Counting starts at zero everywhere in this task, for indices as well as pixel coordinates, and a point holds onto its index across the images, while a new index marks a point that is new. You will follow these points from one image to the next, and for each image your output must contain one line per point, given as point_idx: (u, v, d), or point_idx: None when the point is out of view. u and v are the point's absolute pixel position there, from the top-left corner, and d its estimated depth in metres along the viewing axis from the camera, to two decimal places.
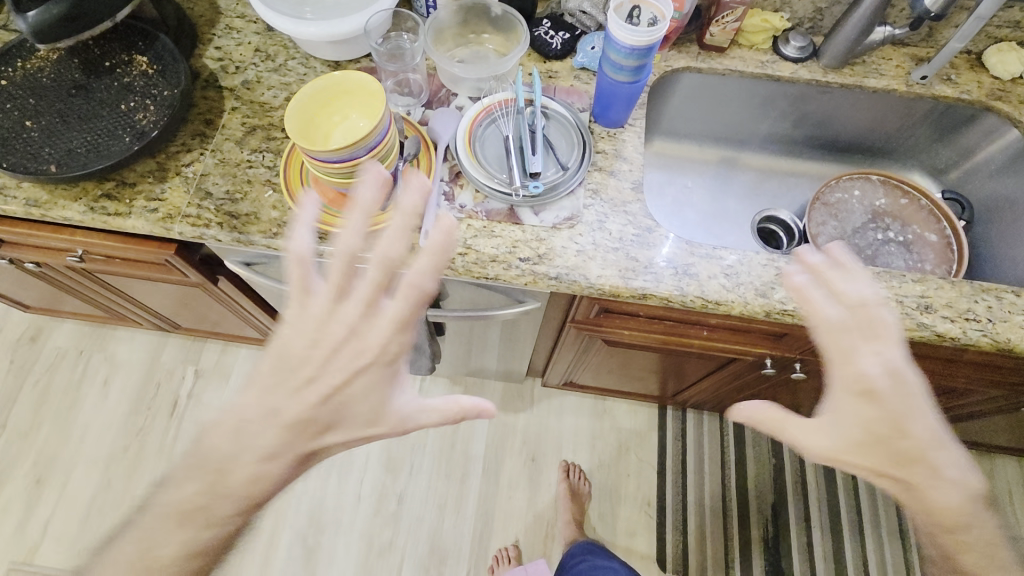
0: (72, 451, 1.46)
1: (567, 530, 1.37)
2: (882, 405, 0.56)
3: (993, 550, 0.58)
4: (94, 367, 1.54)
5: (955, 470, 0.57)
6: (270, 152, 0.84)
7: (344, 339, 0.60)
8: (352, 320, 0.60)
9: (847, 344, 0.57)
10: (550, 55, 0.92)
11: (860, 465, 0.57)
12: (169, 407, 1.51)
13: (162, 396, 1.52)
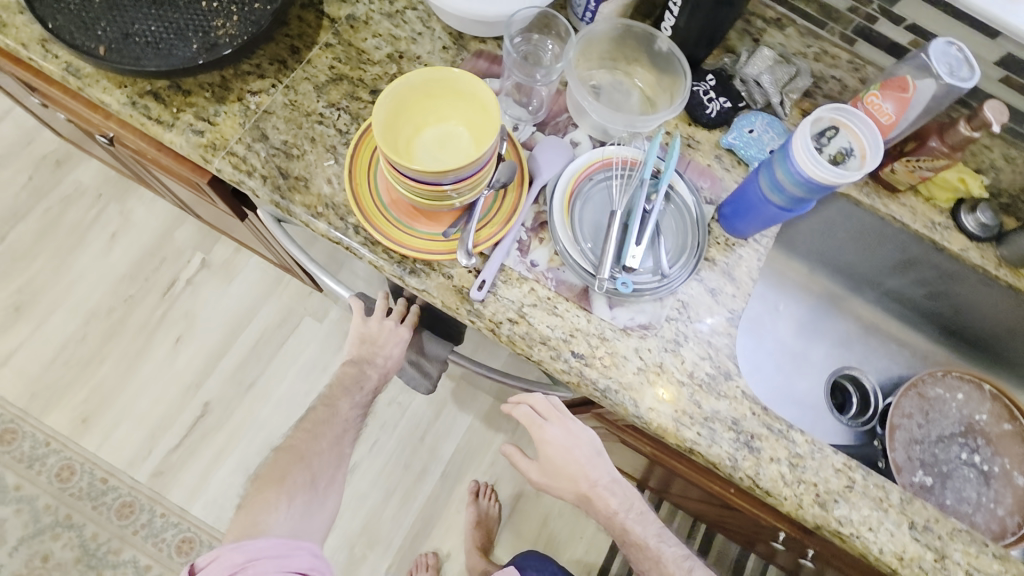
0: (56, 293, 1.43)
1: (473, 558, 1.34)
2: (553, 450, 0.76)
3: (648, 525, 0.80)
4: (106, 216, 1.49)
5: (609, 482, 0.77)
6: (349, 113, 0.72)
7: (390, 342, 0.82)
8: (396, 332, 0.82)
9: (538, 421, 0.77)
10: (700, 120, 0.76)
11: (549, 482, 0.79)
12: (164, 286, 1.46)
13: (162, 273, 1.46)
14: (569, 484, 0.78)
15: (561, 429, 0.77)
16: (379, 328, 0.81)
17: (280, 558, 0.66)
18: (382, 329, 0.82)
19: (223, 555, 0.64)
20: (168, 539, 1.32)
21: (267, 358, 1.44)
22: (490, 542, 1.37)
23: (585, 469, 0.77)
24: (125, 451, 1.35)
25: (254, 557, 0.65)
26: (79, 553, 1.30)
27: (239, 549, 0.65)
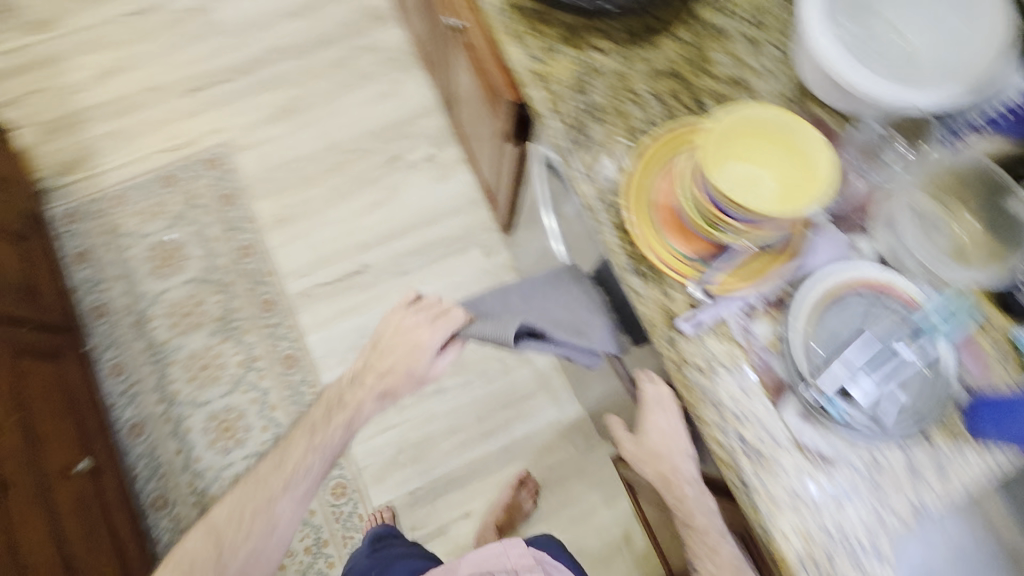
0: (318, 114, 1.70)
1: (487, 532, 1.38)
2: (652, 433, 0.75)
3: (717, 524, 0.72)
4: (384, 77, 1.73)
5: (692, 479, 0.74)
6: (664, 108, 0.73)
7: (401, 346, 0.83)
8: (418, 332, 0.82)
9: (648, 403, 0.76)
10: (1005, 302, 0.67)
11: (636, 456, 0.77)
12: (390, 157, 1.68)
13: (395, 145, 1.68)
14: (655, 463, 0.76)
15: (666, 419, 0.75)
16: (406, 323, 0.83)
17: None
18: (405, 328, 0.83)
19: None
20: (280, 348, 1.51)
21: (430, 259, 1.60)
22: (507, 530, 1.40)
23: (674, 455, 0.74)
24: (295, 261, 1.59)
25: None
26: (220, 316, 1.53)
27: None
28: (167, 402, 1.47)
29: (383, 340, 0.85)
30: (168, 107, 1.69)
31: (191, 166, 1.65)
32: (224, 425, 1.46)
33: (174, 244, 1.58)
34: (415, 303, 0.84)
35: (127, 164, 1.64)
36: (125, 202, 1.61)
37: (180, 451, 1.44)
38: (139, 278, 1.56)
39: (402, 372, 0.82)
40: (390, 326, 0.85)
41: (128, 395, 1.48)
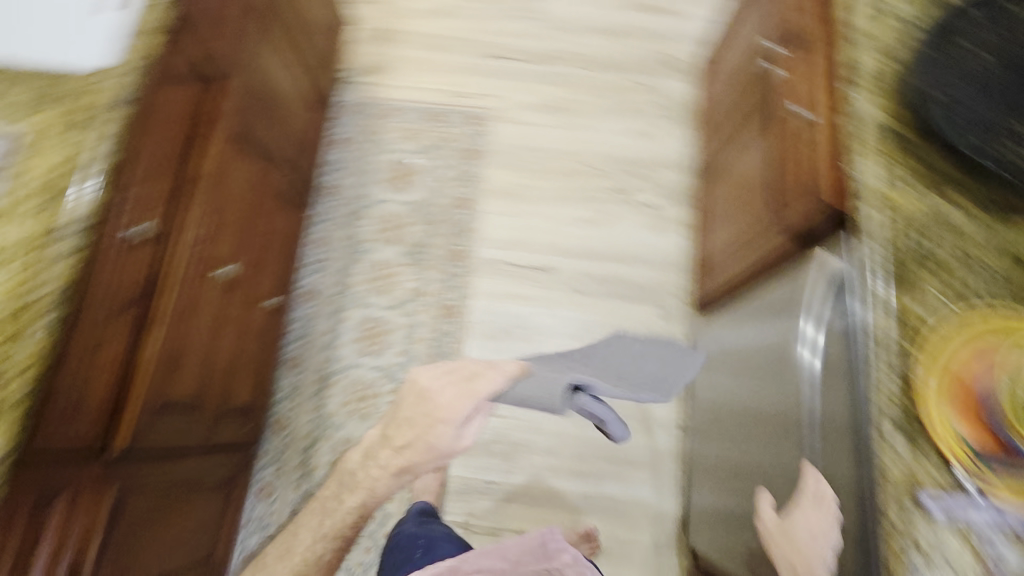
0: (580, 123, 1.82)
1: None
2: (800, 525, 0.72)
3: None
4: (653, 119, 1.81)
5: None
6: (993, 289, 0.70)
7: (419, 423, 0.78)
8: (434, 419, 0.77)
9: (806, 493, 0.74)
10: None
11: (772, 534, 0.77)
12: (620, 187, 1.74)
13: (630, 180, 1.75)
14: (789, 550, 0.73)
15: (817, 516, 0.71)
16: (430, 402, 0.78)
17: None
18: (430, 408, 0.77)
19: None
20: (446, 296, 1.64)
21: (610, 292, 1.63)
22: None
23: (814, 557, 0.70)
24: (497, 231, 1.70)
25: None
26: (415, 243, 1.68)
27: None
28: (341, 289, 1.64)
29: (401, 412, 0.81)
30: (465, 60, 1.89)
31: (457, 114, 1.83)
32: (371, 332, 1.60)
33: (411, 167, 1.76)
34: (427, 372, 0.79)
35: (411, 88, 1.86)
36: (394, 116, 1.82)
37: (330, 332, 1.61)
38: (371, 180, 1.74)
39: (423, 445, 0.78)
40: (412, 398, 0.80)
41: (316, 266, 1.66)
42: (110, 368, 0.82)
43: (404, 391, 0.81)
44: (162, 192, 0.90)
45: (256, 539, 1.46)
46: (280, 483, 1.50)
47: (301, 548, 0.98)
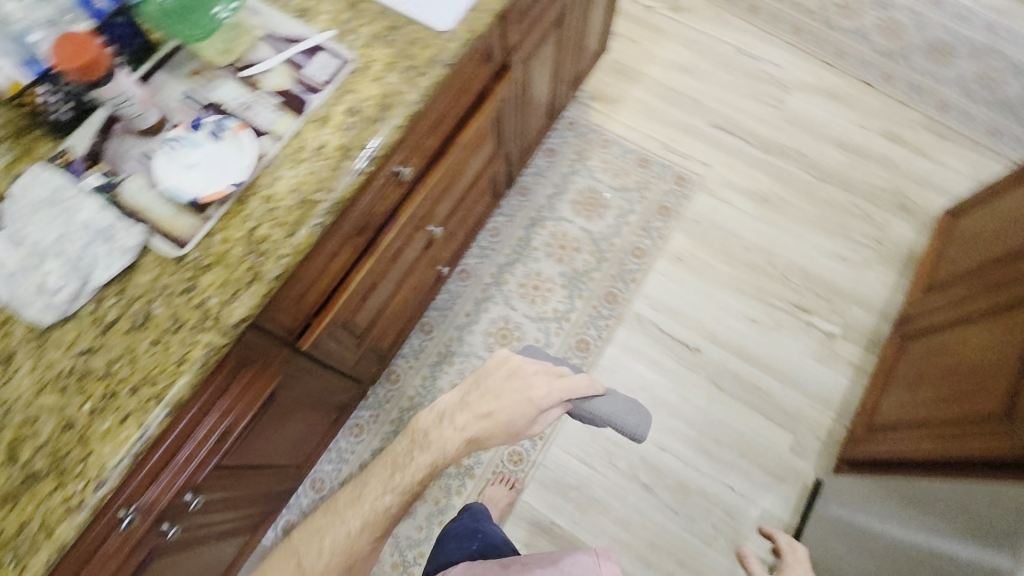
0: (783, 224, 1.76)
1: None
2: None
3: None
4: (859, 251, 1.73)
5: None
6: None
7: (506, 395, 0.94)
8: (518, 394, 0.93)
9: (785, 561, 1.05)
10: None
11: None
12: (798, 303, 1.67)
13: (811, 300, 1.67)
14: None
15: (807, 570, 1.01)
16: (521, 379, 0.95)
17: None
18: (516, 385, 0.94)
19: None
20: (586, 330, 1.64)
21: (745, 399, 1.57)
22: None
23: None
24: (659, 292, 1.68)
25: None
26: (578, 270, 1.70)
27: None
28: (493, 283, 1.70)
29: (489, 383, 0.97)
30: (694, 121, 1.87)
31: (666, 169, 1.81)
32: (504, 333, 1.64)
33: (603, 200, 1.78)
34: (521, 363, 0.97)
35: (631, 127, 1.86)
36: (607, 148, 1.84)
37: (468, 316, 1.66)
38: (561, 196, 1.78)
39: (507, 419, 0.92)
40: (503, 372, 0.97)
41: (481, 252, 1.73)
42: (326, 279, 0.90)
43: (501, 368, 0.98)
44: (434, 149, 1.01)
45: (330, 468, 1.54)
46: (371, 429, 1.57)
47: (370, 501, 0.93)
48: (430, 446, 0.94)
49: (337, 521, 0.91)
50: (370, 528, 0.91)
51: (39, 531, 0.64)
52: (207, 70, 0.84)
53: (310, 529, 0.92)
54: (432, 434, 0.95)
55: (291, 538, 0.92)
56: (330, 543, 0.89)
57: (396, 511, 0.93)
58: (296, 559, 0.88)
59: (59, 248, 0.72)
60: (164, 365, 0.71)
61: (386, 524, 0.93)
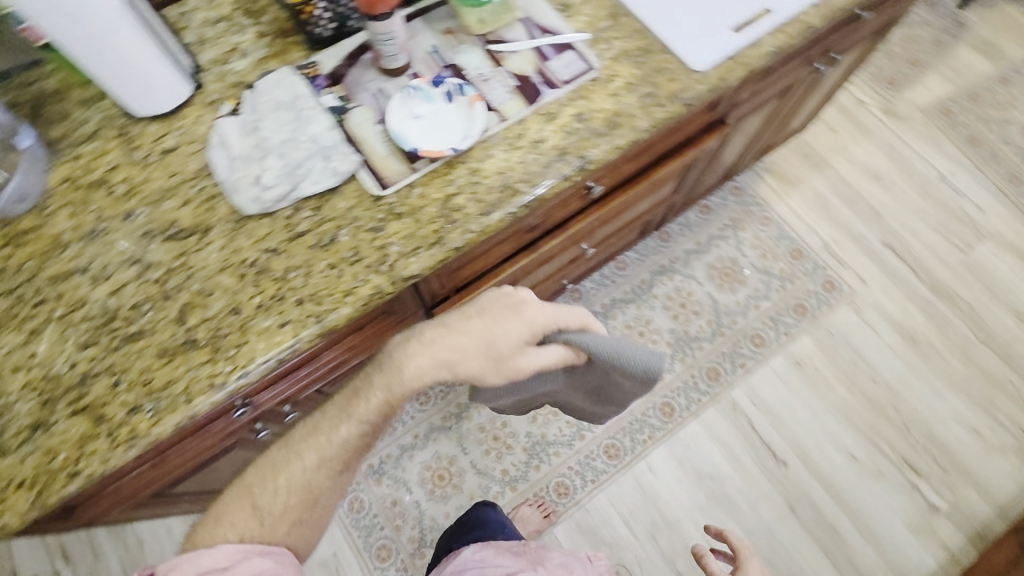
0: (920, 370, 1.63)
1: None
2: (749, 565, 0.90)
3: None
4: (996, 431, 1.56)
5: None
6: None
7: (499, 330, 0.66)
8: (514, 333, 0.67)
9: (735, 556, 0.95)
10: None
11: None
12: (908, 457, 1.54)
13: (923, 460, 1.53)
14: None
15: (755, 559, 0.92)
16: (525, 311, 0.67)
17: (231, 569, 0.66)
18: (511, 319, 0.67)
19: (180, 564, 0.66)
20: (676, 395, 1.58)
21: (816, 532, 1.47)
22: None
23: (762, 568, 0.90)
24: (765, 388, 1.60)
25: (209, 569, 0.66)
26: (690, 334, 1.65)
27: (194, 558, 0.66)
28: (601, 313, 1.67)
29: (479, 308, 0.68)
30: (865, 231, 1.77)
31: (817, 268, 1.72)
32: None
33: (741, 274, 1.71)
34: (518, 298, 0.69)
35: (796, 214, 1.79)
36: (766, 226, 1.77)
37: None
38: (698, 256, 1.73)
39: (502, 360, 0.66)
40: (500, 299, 0.69)
41: (601, 279, 1.70)
42: (486, 260, 0.90)
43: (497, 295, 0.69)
44: (630, 173, 0.99)
45: None
46: (436, 404, 1.56)
47: (325, 434, 0.73)
48: (388, 377, 0.69)
49: (290, 457, 0.73)
50: (328, 461, 0.73)
51: (182, 392, 0.68)
52: (460, 32, 0.85)
53: (263, 467, 0.73)
54: (396, 358, 0.69)
55: (245, 475, 0.74)
56: (285, 483, 0.72)
57: (360, 442, 0.74)
58: (250, 501, 0.71)
59: (283, 151, 0.75)
60: (332, 290, 0.73)
61: (350, 457, 0.74)
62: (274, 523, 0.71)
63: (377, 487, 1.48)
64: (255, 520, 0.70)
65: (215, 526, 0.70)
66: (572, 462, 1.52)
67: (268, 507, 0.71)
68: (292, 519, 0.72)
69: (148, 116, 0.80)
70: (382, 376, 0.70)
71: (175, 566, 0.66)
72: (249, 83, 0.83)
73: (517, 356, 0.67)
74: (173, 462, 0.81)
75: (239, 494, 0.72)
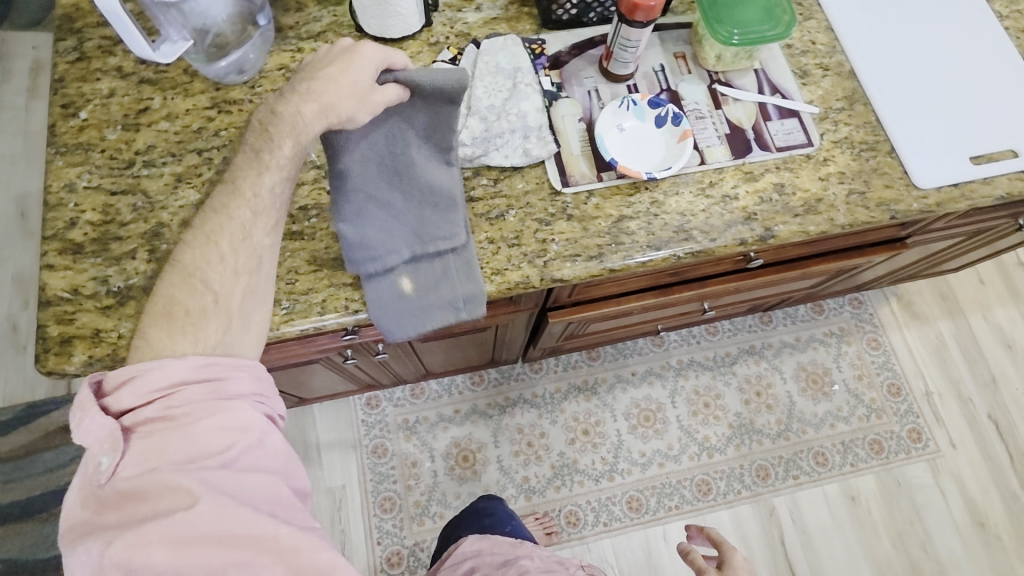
0: (980, 559, 1.50)
1: None
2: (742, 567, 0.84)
3: None
4: None
5: None
6: None
7: (345, 64, 0.59)
8: (360, 62, 0.59)
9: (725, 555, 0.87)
10: None
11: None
12: None
13: None
14: None
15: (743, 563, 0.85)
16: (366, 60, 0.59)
17: (207, 411, 0.51)
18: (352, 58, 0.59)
19: (149, 372, 0.51)
20: (719, 477, 1.53)
21: None
22: None
23: None
24: (811, 509, 1.52)
25: (187, 383, 0.52)
26: (755, 425, 1.58)
27: (166, 366, 0.52)
28: (674, 367, 1.62)
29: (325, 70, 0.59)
30: (974, 396, 1.64)
31: (908, 412, 1.61)
32: (647, 416, 1.56)
33: (829, 387, 1.63)
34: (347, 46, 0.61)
35: (908, 350, 1.68)
36: (873, 350, 1.67)
37: (632, 375, 1.60)
38: (792, 351, 1.65)
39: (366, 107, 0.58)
40: (338, 59, 0.60)
41: (687, 335, 1.65)
42: (616, 286, 0.89)
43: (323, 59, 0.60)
44: (794, 256, 0.95)
45: (435, 387, 1.55)
46: (487, 389, 1.56)
47: (249, 185, 0.60)
48: (287, 125, 0.59)
49: (219, 220, 0.59)
50: (267, 217, 0.61)
51: (319, 304, 0.70)
52: (692, 63, 0.83)
53: (193, 236, 0.59)
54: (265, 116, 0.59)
55: (181, 254, 0.59)
56: (228, 247, 0.59)
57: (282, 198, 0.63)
58: (197, 280, 0.58)
59: (488, 116, 0.75)
60: (482, 263, 0.73)
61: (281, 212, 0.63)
62: (229, 315, 0.58)
63: (403, 443, 1.50)
64: (211, 307, 0.57)
65: (171, 323, 0.56)
66: (592, 498, 1.49)
67: (225, 287, 0.58)
68: (241, 304, 0.59)
69: (373, 36, 0.82)
70: (285, 107, 0.59)
71: (136, 374, 0.51)
72: (475, 38, 0.83)
73: (375, 89, 0.59)
74: (272, 357, 0.83)
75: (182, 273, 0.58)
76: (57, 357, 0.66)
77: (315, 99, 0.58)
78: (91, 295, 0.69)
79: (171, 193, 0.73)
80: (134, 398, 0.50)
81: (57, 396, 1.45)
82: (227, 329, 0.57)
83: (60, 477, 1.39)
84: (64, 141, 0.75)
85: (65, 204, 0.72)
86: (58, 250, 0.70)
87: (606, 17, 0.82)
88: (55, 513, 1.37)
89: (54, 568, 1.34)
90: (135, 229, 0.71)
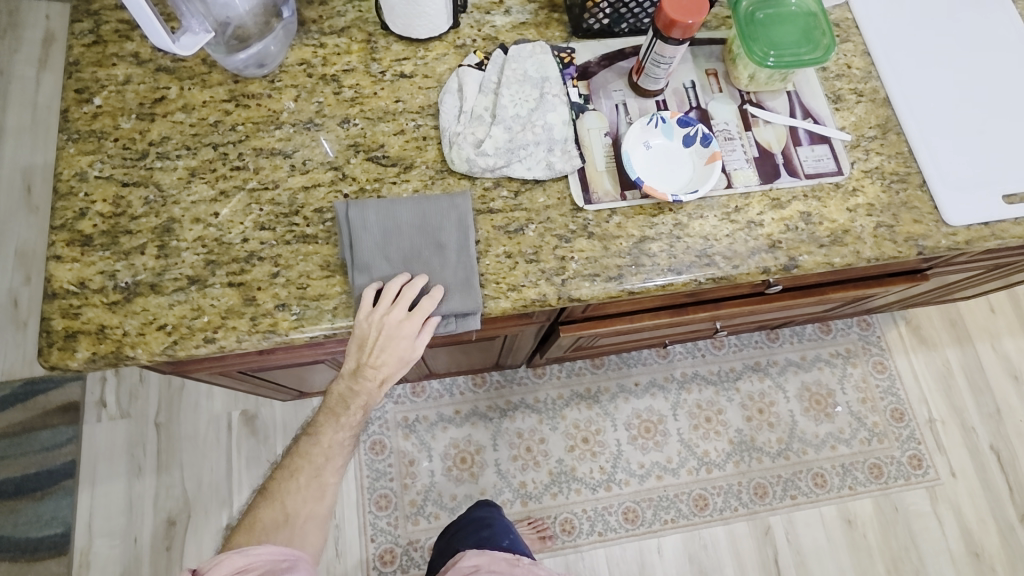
0: None
1: None
2: None
3: None
4: None
5: None
6: None
7: (391, 346, 0.68)
8: (402, 336, 0.68)
9: None
10: None
11: None
12: None
13: None
14: None
15: None
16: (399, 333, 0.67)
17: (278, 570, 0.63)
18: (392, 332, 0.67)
19: (231, 556, 0.61)
20: (716, 493, 1.52)
21: None
22: None
23: None
24: (807, 530, 1.51)
25: (258, 558, 0.63)
26: (756, 443, 1.57)
27: (242, 550, 0.62)
28: (677, 380, 1.60)
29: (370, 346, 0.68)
30: (977, 426, 1.63)
31: (910, 438, 1.60)
32: (648, 427, 1.55)
33: (832, 408, 1.61)
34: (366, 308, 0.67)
35: (913, 375, 1.67)
36: (879, 373, 1.66)
37: (634, 385, 1.59)
38: (797, 370, 1.64)
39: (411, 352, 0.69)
40: (376, 330, 0.67)
41: (692, 348, 1.63)
42: (631, 303, 0.87)
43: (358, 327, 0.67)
44: (813, 281, 0.93)
45: (436, 387, 1.54)
46: (488, 391, 1.55)
47: (331, 437, 0.74)
48: (352, 398, 0.72)
49: (304, 457, 0.73)
50: (335, 461, 0.74)
51: (330, 311, 0.68)
52: (724, 82, 0.81)
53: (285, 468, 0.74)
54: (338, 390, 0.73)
55: (270, 482, 0.73)
56: (305, 483, 0.72)
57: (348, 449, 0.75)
58: (279, 504, 0.71)
59: (513, 126, 0.73)
60: (499, 278, 0.71)
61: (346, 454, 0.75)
62: (292, 529, 0.70)
63: (402, 441, 1.49)
64: (281, 523, 0.70)
65: (250, 536, 0.68)
66: (588, 507, 1.49)
67: (295, 509, 0.71)
68: (304, 525, 0.71)
69: (398, 35, 0.79)
70: (361, 384, 0.70)
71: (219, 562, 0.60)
72: (503, 43, 0.80)
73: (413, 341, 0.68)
74: (277, 357, 0.81)
75: (267, 499, 0.72)
76: (60, 351, 0.65)
77: (369, 375, 0.69)
78: (98, 290, 0.67)
79: (184, 188, 0.71)
80: (218, 573, 0.60)
81: (56, 375, 1.44)
82: (290, 542, 0.69)
83: (56, 456, 1.38)
84: (77, 128, 0.73)
85: (75, 193, 0.70)
86: (66, 241, 0.69)
87: (638, 29, 0.80)
88: (49, 493, 1.36)
89: (46, 547, 1.33)
90: (146, 223, 0.70)
